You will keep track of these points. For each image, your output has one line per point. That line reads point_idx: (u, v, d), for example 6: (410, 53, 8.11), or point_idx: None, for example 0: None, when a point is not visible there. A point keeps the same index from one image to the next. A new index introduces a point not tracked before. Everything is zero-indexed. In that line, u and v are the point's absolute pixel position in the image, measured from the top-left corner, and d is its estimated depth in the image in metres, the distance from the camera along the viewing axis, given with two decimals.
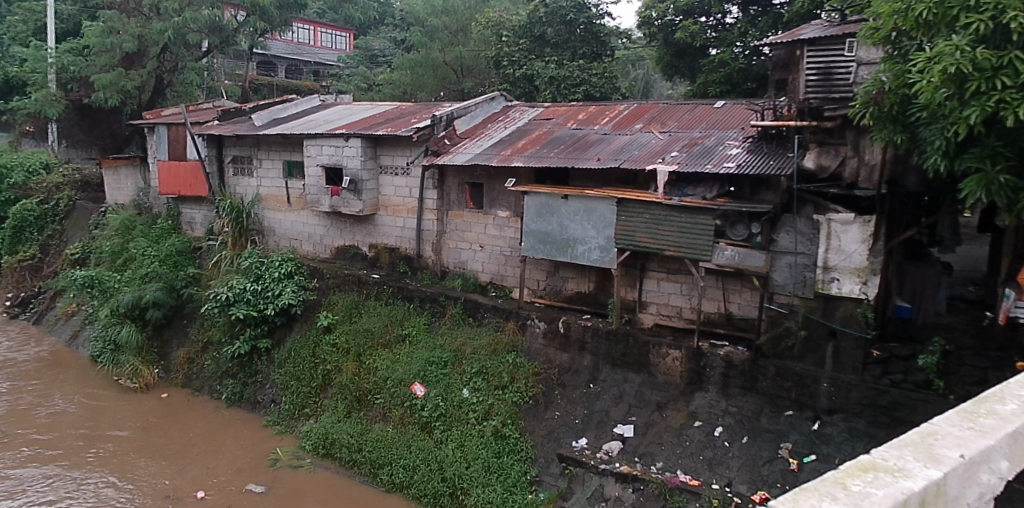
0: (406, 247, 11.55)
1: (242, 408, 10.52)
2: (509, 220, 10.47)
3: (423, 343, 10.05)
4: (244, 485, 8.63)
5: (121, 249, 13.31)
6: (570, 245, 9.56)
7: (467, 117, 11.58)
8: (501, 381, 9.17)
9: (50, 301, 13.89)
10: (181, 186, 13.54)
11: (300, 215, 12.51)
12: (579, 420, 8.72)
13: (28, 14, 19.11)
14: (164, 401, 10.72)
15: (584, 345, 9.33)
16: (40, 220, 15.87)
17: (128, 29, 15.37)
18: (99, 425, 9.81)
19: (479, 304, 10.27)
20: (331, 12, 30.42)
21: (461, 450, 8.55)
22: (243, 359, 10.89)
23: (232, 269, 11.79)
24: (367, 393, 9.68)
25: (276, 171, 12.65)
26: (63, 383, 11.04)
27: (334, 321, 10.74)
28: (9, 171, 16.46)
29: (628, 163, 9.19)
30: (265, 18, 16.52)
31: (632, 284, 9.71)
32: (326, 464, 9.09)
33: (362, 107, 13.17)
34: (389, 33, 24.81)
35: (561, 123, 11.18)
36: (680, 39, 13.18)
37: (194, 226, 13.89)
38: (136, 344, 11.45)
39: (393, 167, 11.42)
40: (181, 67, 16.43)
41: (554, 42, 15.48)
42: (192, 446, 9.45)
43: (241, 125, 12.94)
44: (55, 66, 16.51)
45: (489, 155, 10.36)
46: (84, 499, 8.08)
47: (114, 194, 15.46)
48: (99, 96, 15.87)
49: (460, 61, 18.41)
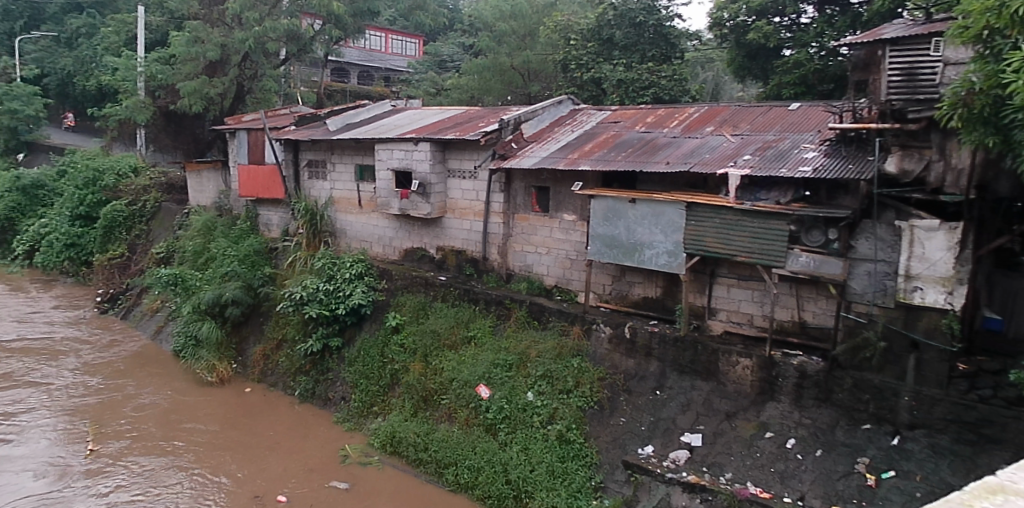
0: (472, 250, 11.66)
1: (314, 404, 10.85)
2: (575, 223, 10.44)
3: (488, 345, 10.10)
4: (322, 482, 8.83)
5: (203, 249, 13.92)
6: (638, 250, 9.46)
7: (534, 120, 11.63)
8: (565, 386, 9.17)
9: (138, 298, 14.66)
10: (260, 189, 14.07)
11: (370, 217, 12.81)
12: (645, 427, 8.61)
13: (121, 25, 20.19)
14: (240, 396, 11.14)
15: (651, 352, 9.18)
16: (129, 220, 16.75)
17: (212, 38, 16.07)
18: (181, 418, 10.24)
19: (545, 307, 10.25)
20: (402, 19, 31.12)
21: (525, 453, 8.57)
22: (315, 357, 11.22)
23: (307, 270, 12.16)
24: (433, 393, 9.81)
25: (348, 174, 12.98)
26: (150, 376, 11.60)
27: (402, 321, 10.94)
28: (102, 174, 17.45)
29: (698, 166, 9.05)
30: (340, 26, 17.07)
31: (701, 290, 9.49)
32: (393, 461, 9.28)
33: (432, 111, 13.37)
34: (457, 38, 25.13)
35: (629, 126, 11.07)
36: (753, 40, 12.88)
37: (271, 227, 14.36)
38: (215, 340, 11.89)
39: (461, 171, 11.56)
40: (261, 74, 17.10)
41: (623, 44, 15.36)
42: (265, 441, 9.78)
43: (316, 131, 13.38)
44: (144, 75, 17.40)
45: (556, 158, 10.37)
46: (168, 489, 8.44)
47: (197, 196, 16.17)
48: (184, 103, 16.64)
49: (527, 66, 18.54)
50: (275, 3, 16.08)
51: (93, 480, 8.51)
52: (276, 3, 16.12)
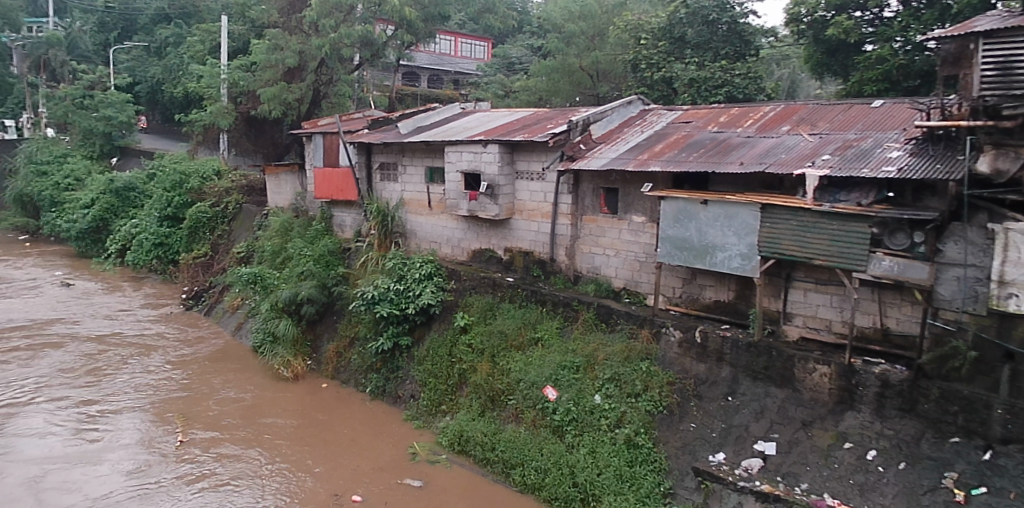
0: (540, 252, 11.66)
1: (385, 401, 11.10)
2: (645, 225, 10.30)
3: (555, 346, 10.08)
4: (393, 479, 8.99)
5: (280, 249, 14.44)
6: (709, 252, 9.25)
7: (603, 121, 11.54)
8: (633, 390, 9.05)
9: (220, 295, 15.33)
10: (334, 191, 14.50)
11: (439, 218, 12.99)
12: (716, 434, 8.40)
13: (206, 35, 21.17)
14: (315, 392, 11.50)
15: (723, 357, 8.95)
16: (212, 221, 17.53)
17: (290, 46, 16.68)
18: (258, 412, 10.63)
19: (612, 309, 10.13)
20: (471, 22, 31.50)
21: (593, 456, 8.51)
22: (385, 355, 11.46)
23: (378, 269, 12.44)
24: (500, 393, 9.86)
25: (418, 176, 13.20)
26: (232, 371, 12.10)
27: (470, 321, 11.03)
28: (188, 178, 18.34)
29: (774, 167, 8.78)
30: (411, 31, 17.43)
31: (776, 294, 9.21)
32: (461, 460, 9.39)
33: (500, 114, 13.44)
34: (526, 40, 25.22)
35: (701, 126, 10.84)
36: (833, 36, 12.43)
37: (344, 228, 14.77)
38: (292, 337, 12.30)
39: (529, 173, 11.58)
40: (336, 80, 17.61)
41: (696, 43, 15.10)
42: (338, 436, 10.05)
43: (388, 134, 13.68)
44: (227, 81, 18.18)
45: (625, 159, 10.27)
46: (247, 478, 8.78)
47: (275, 198, 16.80)
48: (264, 108, 17.30)
49: (596, 66, 18.42)
50: (350, 9, 16.52)
51: (180, 467, 8.92)
52: (351, 10, 16.56)
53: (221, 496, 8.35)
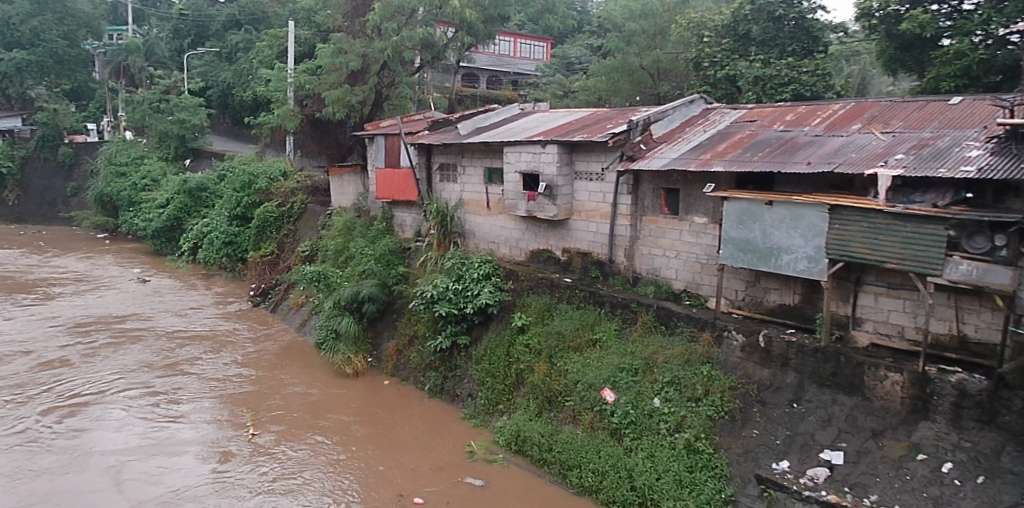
0: (599, 252, 11.57)
1: (443, 400, 11.22)
2: (706, 226, 10.10)
3: (614, 348, 9.97)
4: (451, 477, 9.06)
5: (343, 248, 14.78)
6: (774, 255, 9.00)
7: (664, 120, 11.38)
8: (694, 394, 8.89)
9: (285, 292, 15.78)
10: (395, 192, 14.74)
11: (498, 218, 13.05)
12: (780, 441, 8.18)
13: (274, 40, 21.83)
14: (376, 389, 11.72)
15: (788, 362, 8.69)
16: (279, 220, 18.03)
17: (354, 49, 17.05)
18: (321, 408, 10.88)
19: (673, 312, 9.96)
20: (530, 23, 31.63)
21: (652, 460, 8.39)
22: (444, 353, 11.59)
23: (437, 269, 12.58)
24: (557, 394, 9.83)
25: (477, 177, 13.30)
26: (296, 367, 12.44)
27: (528, 322, 11.02)
28: (256, 178, 18.95)
29: (844, 166, 8.48)
30: (472, 33, 17.63)
31: (845, 299, 8.89)
32: (518, 460, 9.41)
33: (559, 114, 13.41)
34: (586, 40, 25.14)
35: (766, 125, 10.58)
36: (907, 30, 11.96)
37: (405, 228, 15.01)
38: (353, 334, 12.55)
39: (588, 173, 11.52)
40: (398, 82, 17.93)
41: (761, 40, 14.77)
42: (398, 433, 10.21)
43: (448, 135, 13.83)
44: (294, 85, 18.71)
45: (687, 158, 10.10)
46: (310, 471, 9.01)
47: (338, 198, 17.19)
48: (328, 111, 17.74)
49: (657, 65, 18.21)
50: (411, 13, 16.80)
51: (247, 459, 9.21)
52: (412, 13, 16.83)
53: (286, 488, 8.57)
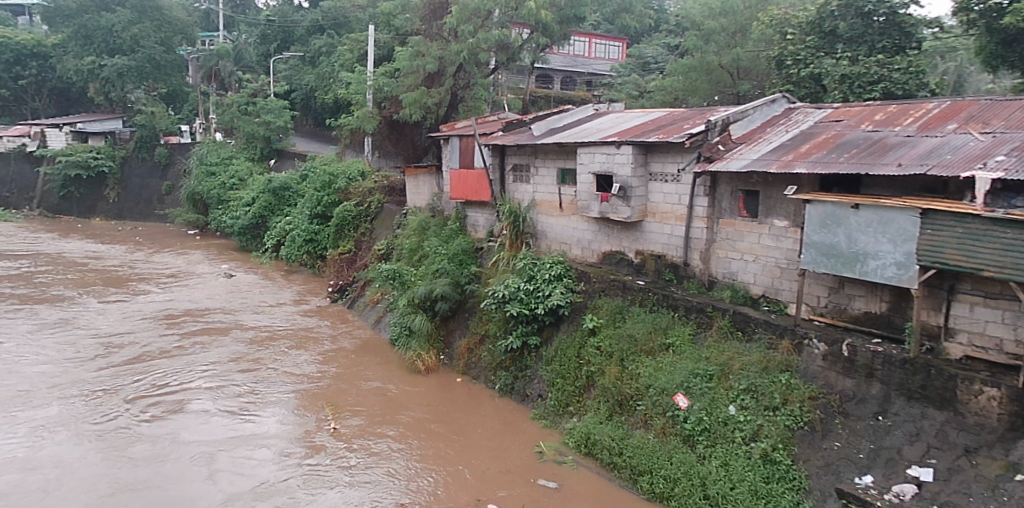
0: (673, 255, 11.38)
1: (513, 399, 11.28)
2: (787, 230, 9.77)
3: (688, 353, 9.77)
4: (523, 478, 9.08)
5: (417, 247, 15.08)
6: (860, 260, 8.61)
7: (744, 120, 11.08)
8: (771, 403, 8.62)
9: (362, 289, 16.23)
10: (469, 192, 14.93)
11: (570, 219, 13.00)
12: (863, 455, 7.84)
13: (354, 44, 22.48)
14: (448, 387, 11.90)
15: (873, 373, 8.31)
16: (357, 219, 18.55)
17: (431, 51, 17.36)
18: (394, 405, 11.10)
19: (750, 317, 9.68)
20: (606, 24, 31.59)
21: (725, 469, 8.19)
22: (515, 353, 11.64)
23: (509, 269, 12.64)
24: (629, 398, 9.72)
25: (551, 178, 13.29)
26: (371, 364, 12.74)
27: (599, 324, 10.95)
28: (336, 178, 19.64)
29: (939, 168, 8.05)
30: (547, 33, 17.70)
31: (937, 308, 8.43)
32: (588, 463, 9.37)
33: (635, 114, 13.27)
34: (662, 39, 24.83)
35: (853, 125, 10.16)
36: (1010, 24, 11.27)
37: (477, 228, 15.17)
38: (426, 332, 12.77)
39: (663, 174, 11.34)
40: (473, 83, 18.16)
41: (848, 36, 14.23)
42: (468, 432, 10.31)
43: (522, 135, 13.89)
44: (373, 88, 19.26)
45: (768, 160, 9.80)
46: (380, 467, 9.19)
47: (413, 198, 17.50)
48: (405, 113, 18.11)
49: (737, 63, 17.79)
50: (487, 15, 16.97)
51: (321, 454, 9.47)
52: (488, 15, 16.99)
53: (358, 483, 8.77)
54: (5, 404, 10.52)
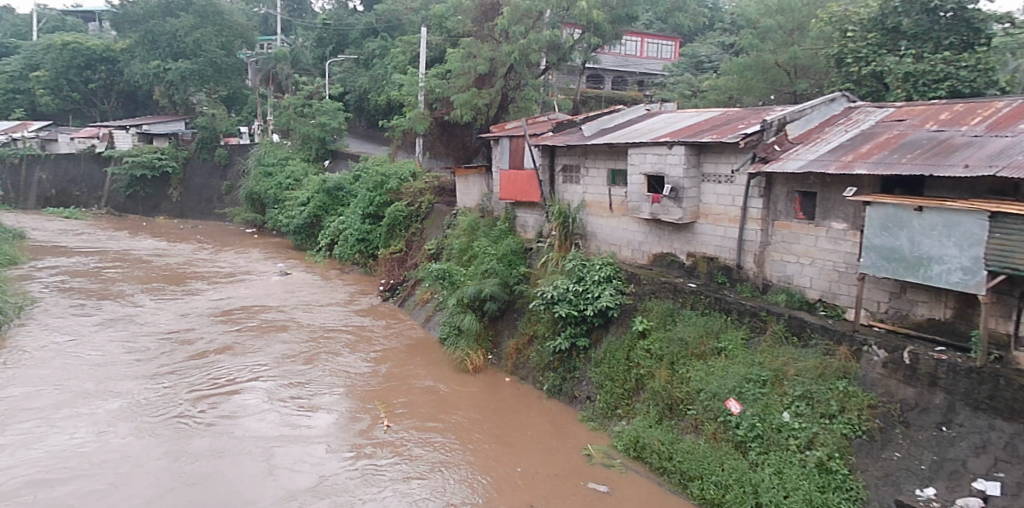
0: (725, 258, 11.18)
1: (561, 400, 11.27)
2: (846, 232, 9.49)
3: (740, 358, 9.58)
4: (571, 481, 9.05)
5: (467, 247, 15.19)
6: (923, 265, 8.30)
7: (801, 120, 10.82)
8: (828, 410, 8.39)
9: (412, 288, 16.46)
10: (518, 192, 14.98)
11: (620, 221, 12.91)
12: (925, 466, 7.56)
13: (407, 46, 22.80)
14: (497, 387, 11.95)
15: (937, 382, 8.01)
16: (408, 219, 18.78)
17: (482, 53, 17.49)
18: (442, 405, 11.17)
19: (806, 322, 9.44)
20: (659, 23, 31.31)
21: (779, 476, 8.01)
22: (563, 354, 11.62)
23: (558, 270, 12.62)
24: (679, 402, 9.58)
25: (601, 178, 13.22)
26: (420, 363, 12.88)
27: (649, 326, 10.84)
28: (388, 179, 19.96)
29: (1010, 170, 7.70)
30: (599, 34, 17.64)
31: (1007, 315, 8.05)
32: (637, 466, 9.29)
33: (687, 114, 13.09)
34: (716, 38, 24.46)
35: (917, 124, 9.81)
36: None
37: (527, 229, 15.18)
38: (475, 331, 12.86)
39: (716, 175, 11.16)
40: (524, 84, 18.21)
41: (912, 33, 13.77)
42: (516, 433, 10.34)
43: (573, 136, 13.87)
44: (424, 89, 19.51)
45: (826, 161, 9.55)
46: (426, 468, 9.27)
47: (463, 198, 17.63)
48: (456, 114, 18.28)
49: (795, 61, 17.38)
50: (539, 16, 17.01)
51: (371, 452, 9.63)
52: (540, 16, 17.03)
53: (406, 482, 8.87)
54: (73, 398, 10.98)
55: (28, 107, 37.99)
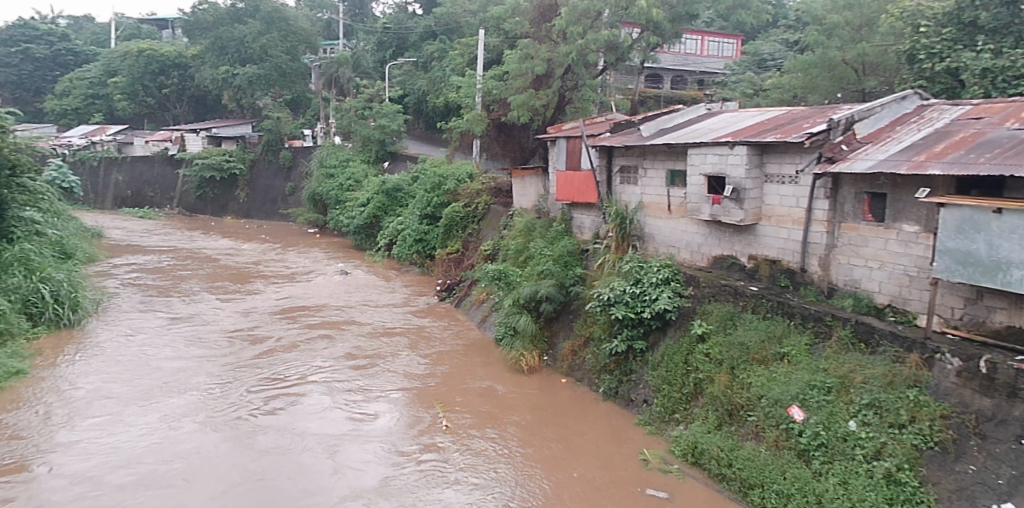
0: (789, 261, 10.89)
1: (618, 403, 11.19)
2: (918, 235, 9.09)
3: (804, 364, 9.31)
4: (627, 487, 8.96)
5: (523, 248, 15.24)
6: (1002, 270, 7.89)
7: (870, 119, 10.46)
8: (897, 420, 8.06)
9: (468, 289, 16.59)
10: (575, 193, 14.94)
11: (679, 222, 12.73)
12: (1003, 481, 7.16)
13: (465, 48, 23.01)
14: (552, 388, 11.96)
15: (1016, 393, 7.54)
16: (465, 220, 18.99)
17: (540, 54, 17.50)
18: (497, 407, 11.21)
19: (874, 328, 9.10)
20: (720, 20, 30.97)
21: (844, 487, 7.77)
22: (620, 356, 11.53)
23: (614, 272, 12.53)
24: (739, 408, 9.39)
25: (659, 179, 13.06)
26: (476, 363, 12.98)
27: (708, 330, 10.66)
28: (445, 180, 20.18)
29: None
30: (658, 33, 17.44)
31: None
32: (694, 472, 9.16)
33: (749, 113, 12.81)
34: (780, 36, 24.16)
35: (996, 122, 9.35)
36: None
37: (583, 230, 15.11)
38: (530, 332, 12.90)
39: (780, 176, 10.88)
40: (581, 85, 18.13)
41: (991, 27, 13.15)
42: (571, 436, 10.31)
43: (630, 136, 13.76)
44: (482, 91, 19.66)
45: (897, 160, 9.20)
46: (478, 471, 9.27)
47: (520, 199, 17.65)
48: (513, 115, 18.34)
49: (863, 58, 16.79)
50: (597, 15, 16.92)
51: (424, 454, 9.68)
52: (598, 15, 16.93)
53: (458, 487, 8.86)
54: (144, 394, 11.43)
55: (106, 112, 39.92)
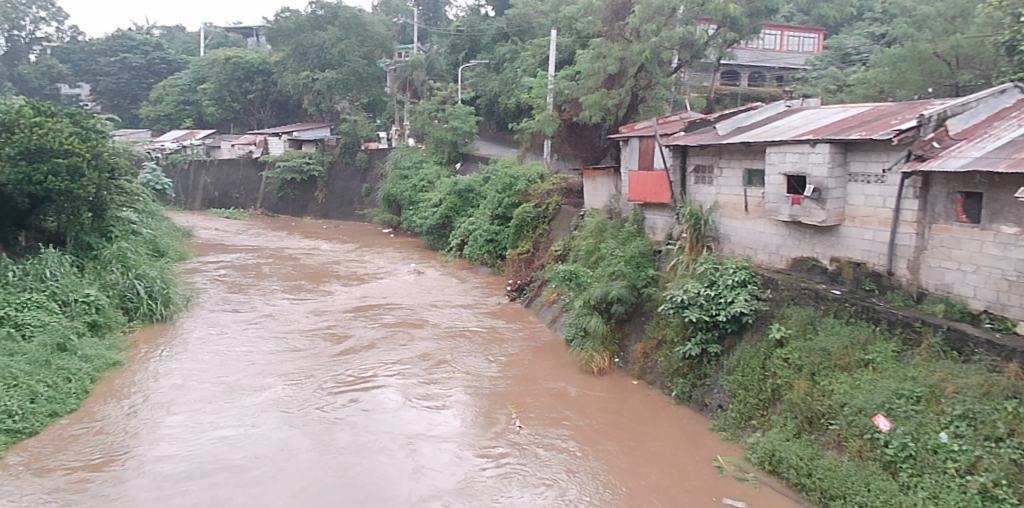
0: (874, 263, 10.42)
1: (691, 408, 11.01)
2: (1018, 237, 8.52)
3: (890, 371, 8.90)
4: (700, 495, 8.79)
5: (594, 249, 15.17)
6: None
7: (965, 115, 9.91)
8: (994, 433, 7.57)
9: (539, 289, 16.64)
10: (646, 193, 14.64)
11: (756, 222, 12.39)
12: None
13: (537, 49, 23.07)
14: (623, 390, 11.86)
15: None
16: (535, 221, 19.06)
17: (612, 53, 17.34)
18: (567, 409, 11.20)
19: (968, 335, 8.62)
20: (801, 15, 30.06)
21: (934, 502, 7.41)
22: (693, 360, 11.31)
23: (689, 273, 12.33)
24: (819, 416, 9.05)
25: (736, 179, 12.76)
26: (547, 364, 13.02)
27: (787, 335, 10.31)
28: (516, 180, 20.29)
29: None
30: (735, 28, 17.18)
31: None
32: (771, 481, 8.91)
33: (832, 110, 12.35)
34: (867, 29, 23.23)
35: None
36: None
37: (656, 230, 14.91)
38: (602, 334, 12.83)
39: (865, 175, 10.43)
40: (654, 84, 17.88)
41: None
42: (642, 440, 10.19)
43: (706, 136, 13.50)
44: (554, 91, 19.68)
45: (995, 158, 8.66)
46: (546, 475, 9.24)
47: (591, 200, 17.55)
48: (585, 115, 18.28)
49: (958, 50, 15.87)
50: (672, 12, 16.65)
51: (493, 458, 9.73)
52: (672, 12, 16.65)
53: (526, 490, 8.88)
54: (230, 389, 11.97)
55: (196, 117, 42.02)
